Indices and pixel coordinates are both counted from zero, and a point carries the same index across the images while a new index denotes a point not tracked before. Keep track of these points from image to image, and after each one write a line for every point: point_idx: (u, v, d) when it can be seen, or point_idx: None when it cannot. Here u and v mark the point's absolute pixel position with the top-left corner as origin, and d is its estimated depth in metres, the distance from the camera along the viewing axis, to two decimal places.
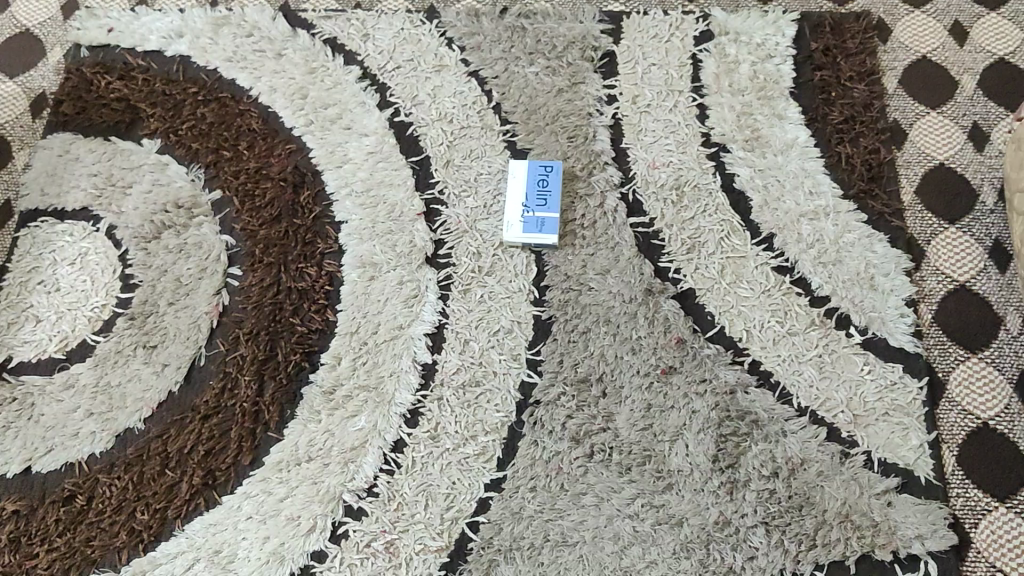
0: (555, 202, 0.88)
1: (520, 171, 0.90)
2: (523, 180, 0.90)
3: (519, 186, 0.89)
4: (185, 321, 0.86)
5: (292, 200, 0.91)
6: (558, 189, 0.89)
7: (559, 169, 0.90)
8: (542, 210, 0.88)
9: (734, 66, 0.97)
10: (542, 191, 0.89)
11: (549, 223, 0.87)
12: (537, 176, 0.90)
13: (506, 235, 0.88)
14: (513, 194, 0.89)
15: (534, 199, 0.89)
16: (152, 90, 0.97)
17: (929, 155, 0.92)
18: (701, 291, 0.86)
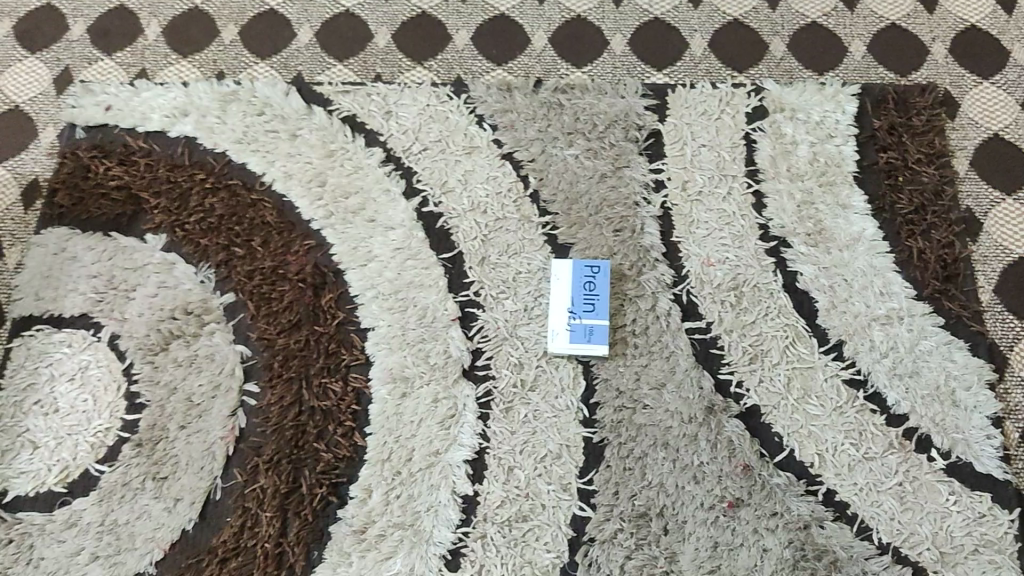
0: (604, 307, 0.81)
1: (563, 272, 0.82)
2: (567, 282, 0.82)
3: (563, 289, 0.82)
4: (198, 448, 0.78)
5: (312, 303, 0.83)
6: (607, 292, 0.81)
7: (607, 270, 0.82)
8: (590, 317, 0.80)
9: (792, 146, 0.89)
10: (589, 294, 0.81)
11: (599, 332, 0.80)
12: (582, 278, 0.82)
13: (552, 347, 0.80)
14: (557, 299, 0.81)
15: (581, 304, 0.81)
16: (155, 177, 0.89)
17: (1007, 249, 0.85)
18: (767, 408, 0.78)
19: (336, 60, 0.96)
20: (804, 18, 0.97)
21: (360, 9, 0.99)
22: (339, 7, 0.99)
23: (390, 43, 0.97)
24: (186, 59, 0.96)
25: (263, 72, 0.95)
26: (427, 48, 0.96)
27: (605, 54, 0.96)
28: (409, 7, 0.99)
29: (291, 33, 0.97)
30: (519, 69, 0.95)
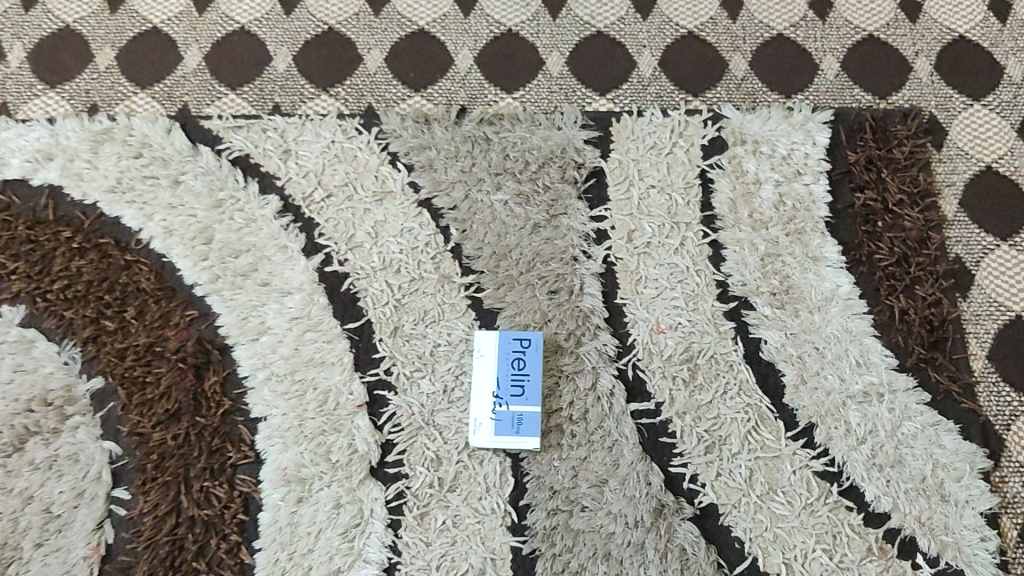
0: (535, 388, 0.69)
1: (488, 347, 0.70)
2: (492, 358, 0.70)
3: (488, 368, 0.69)
4: (57, 571, 0.67)
5: (194, 389, 0.71)
6: (538, 370, 0.69)
7: (539, 342, 0.70)
8: (519, 402, 0.68)
9: (754, 187, 0.76)
10: (517, 374, 0.69)
11: (528, 421, 0.68)
12: (510, 353, 0.70)
13: (475, 439, 0.68)
14: (481, 380, 0.69)
15: (508, 385, 0.69)
16: (13, 236, 0.76)
17: (1003, 305, 0.74)
18: (725, 508, 0.67)
19: (228, 89, 0.83)
20: (769, 29, 0.84)
21: (257, 26, 0.85)
22: (232, 24, 0.86)
23: (291, 66, 0.84)
24: (54, 90, 0.83)
25: (143, 105, 0.82)
26: (335, 71, 0.84)
27: (540, 77, 0.83)
28: (313, 24, 0.85)
29: (177, 58, 0.84)
30: (441, 95, 0.82)
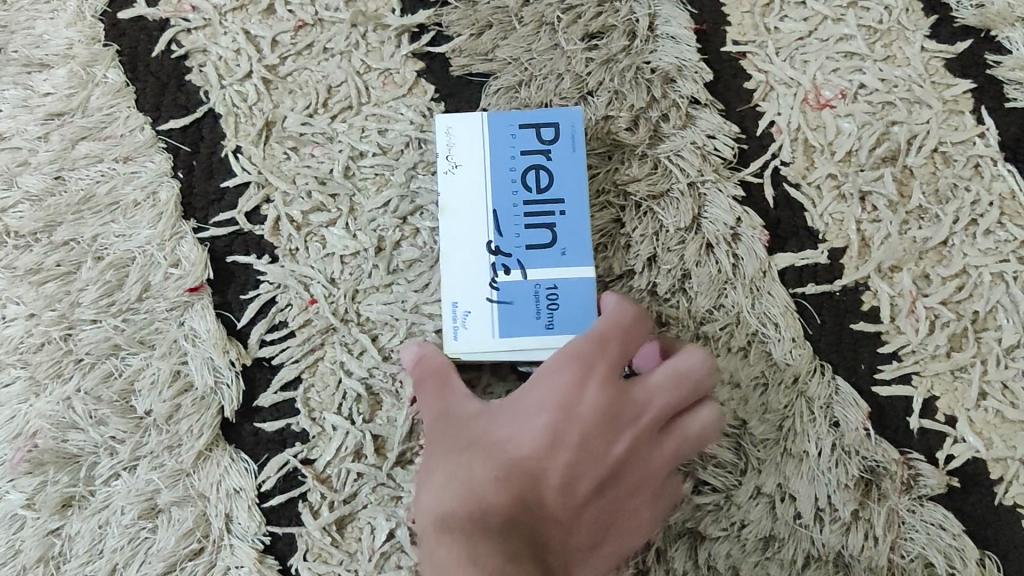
0: (575, 234, 0.31)
1: (466, 142, 0.31)
2: (479, 169, 0.31)
3: (472, 190, 0.31)
4: None
5: None
6: (580, 187, 0.31)
7: (580, 126, 0.31)
8: (545, 264, 0.31)
9: None
10: (536, 199, 0.31)
11: (568, 305, 0.30)
12: (513, 156, 0.31)
13: (459, 348, 0.30)
14: (459, 220, 0.31)
15: (519, 227, 0.31)
16: None
17: None
18: (1003, 469, 0.31)
19: None
20: None
21: None
22: None
23: None
24: None
25: None
26: None
27: None
28: None
29: None
30: None
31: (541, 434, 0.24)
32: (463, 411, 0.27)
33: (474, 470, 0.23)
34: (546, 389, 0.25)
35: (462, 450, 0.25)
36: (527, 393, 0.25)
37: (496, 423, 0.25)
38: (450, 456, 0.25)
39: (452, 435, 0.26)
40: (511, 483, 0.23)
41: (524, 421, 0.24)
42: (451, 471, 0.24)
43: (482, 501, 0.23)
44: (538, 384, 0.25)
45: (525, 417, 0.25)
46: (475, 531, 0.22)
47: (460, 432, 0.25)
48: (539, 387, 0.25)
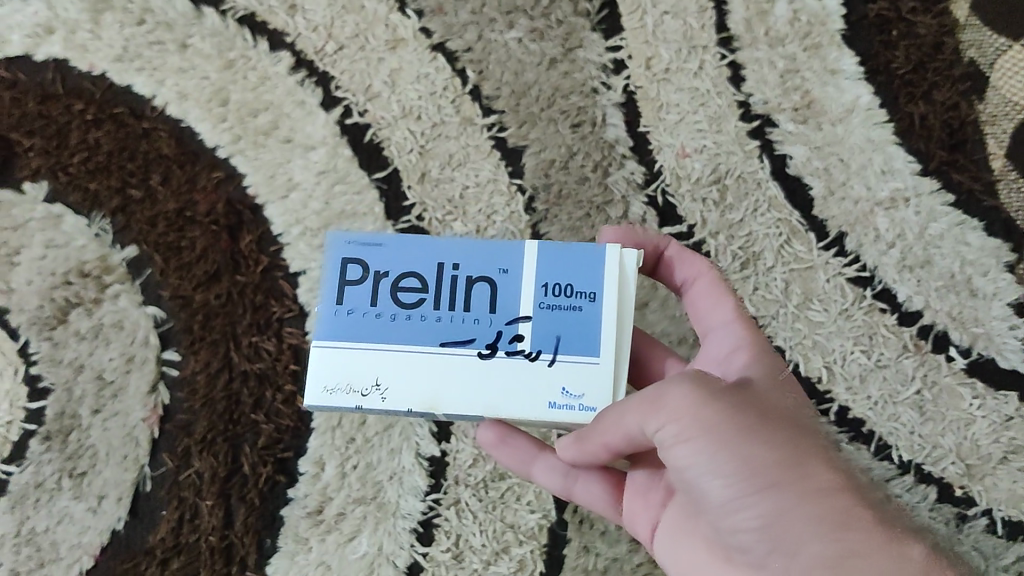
0: (409, 259, 0.51)
1: (349, 359, 0.50)
2: (382, 356, 0.50)
3: (431, 388, 0.49)
4: (118, 434, 0.67)
5: (230, 249, 0.71)
6: (403, 252, 0.51)
7: (339, 238, 0.51)
8: (500, 285, 0.50)
9: (768, 5, 0.75)
10: (440, 297, 0.50)
11: (524, 269, 0.50)
12: (350, 311, 0.50)
13: (602, 395, 0.49)
14: (475, 398, 0.49)
15: (473, 317, 0.50)
16: (25, 113, 0.74)
17: (1019, 105, 0.73)
18: (764, 321, 0.71)
19: None
20: None
21: None
22: None
23: None
24: None
25: None
26: None
27: None
28: None
29: None
30: None
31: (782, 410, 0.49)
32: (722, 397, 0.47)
33: (801, 436, 0.47)
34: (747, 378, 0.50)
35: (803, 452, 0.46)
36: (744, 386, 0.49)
37: (755, 408, 0.47)
38: (799, 452, 0.46)
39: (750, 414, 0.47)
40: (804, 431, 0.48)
41: (766, 401, 0.48)
42: (790, 441, 0.46)
43: (818, 451, 0.47)
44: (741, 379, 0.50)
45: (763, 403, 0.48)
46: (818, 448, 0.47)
47: (795, 453, 0.46)
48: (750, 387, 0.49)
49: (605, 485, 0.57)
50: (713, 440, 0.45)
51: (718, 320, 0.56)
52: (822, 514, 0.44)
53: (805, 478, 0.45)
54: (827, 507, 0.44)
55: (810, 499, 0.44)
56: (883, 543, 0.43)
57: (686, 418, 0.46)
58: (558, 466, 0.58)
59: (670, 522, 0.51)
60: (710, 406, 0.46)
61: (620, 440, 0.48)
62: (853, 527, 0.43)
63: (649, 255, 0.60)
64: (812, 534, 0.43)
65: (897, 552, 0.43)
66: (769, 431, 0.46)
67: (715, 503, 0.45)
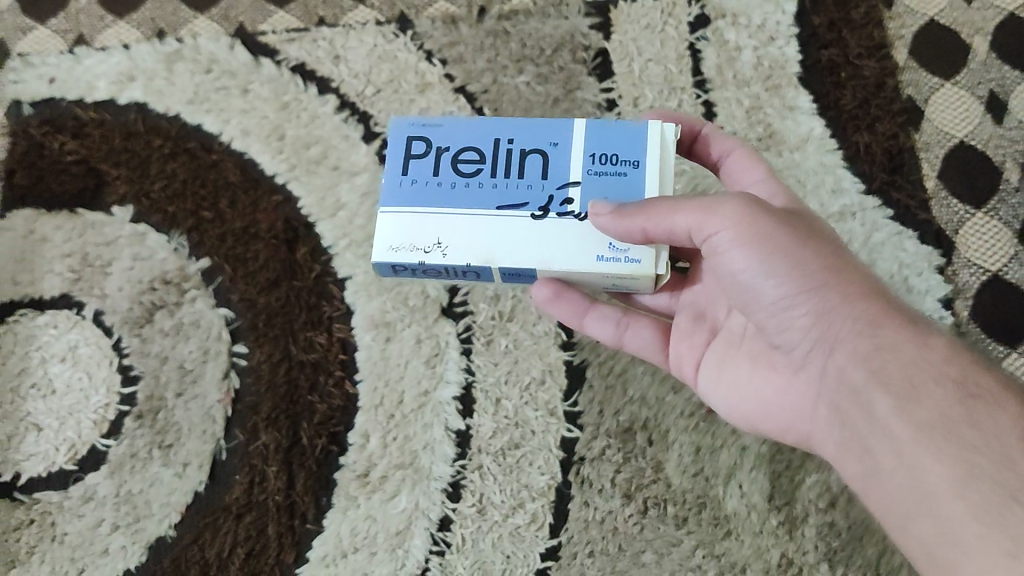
0: (467, 138, 0.64)
1: (416, 221, 0.62)
2: (445, 219, 0.61)
3: (490, 244, 0.61)
4: (198, 413, 0.81)
5: (288, 259, 0.85)
6: (461, 133, 0.64)
7: (405, 122, 0.65)
8: (550, 155, 0.63)
9: (736, 53, 0.90)
10: (495, 167, 0.62)
11: (570, 143, 0.63)
12: (416, 180, 0.63)
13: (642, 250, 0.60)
14: (529, 249, 0.60)
15: (525, 182, 0.62)
16: (112, 147, 0.88)
17: (950, 133, 0.88)
18: None
19: (277, 6, 0.94)
20: None
21: None
22: None
23: None
24: (123, 20, 0.94)
25: (204, 27, 0.92)
26: None
27: None
28: None
29: None
30: None
31: (853, 261, 0.59)
32: (791, 229, 0.58)
33: (861, 277, 0.58)
34: (823, 229, 0.60)
35: (858, 284, 0.57)
36: (819, 228, 0.60)
37: (817, 241, 0.58)
38: (853, 281, 0.57)
39: (817, 245, 0.58)
40: (874, 282, 0.58)
41: (835, 242, 0.60)
42: (855, 284, 0.57)
43: (876, 292, 0.57)
44: (819, 227, 0.60)
45: (828, 241, 0.59)
46: (885, 299, 0.57)
47: (847, 279, 0.57)
48: (820, 229, 0.60)
49: (654, 329, 0.72)
50: (761, 249, 0.57)
51: (753, 179, 0.69)
52: (860, 314, 0.56)
53: (847, 288, 0.57)
54: (867, 308, 0.56)
55: (852, 301, 0.57)
56: (914, 335, 0.55)
57: (741, 220, 0.57)
58: (611, 317, 0.72)
59: (722, 349, 0.67)
60: (759, 216, 0.58)
61: (664, 236, 0.58)
62: (885, 323, 0.56)
63: (684, 130, 0.72)
64: (849, 331, 0.56)
65: (922, 345, 0.54)
66: (829, 262, 0.58)
67: (768, 298, 0.58)
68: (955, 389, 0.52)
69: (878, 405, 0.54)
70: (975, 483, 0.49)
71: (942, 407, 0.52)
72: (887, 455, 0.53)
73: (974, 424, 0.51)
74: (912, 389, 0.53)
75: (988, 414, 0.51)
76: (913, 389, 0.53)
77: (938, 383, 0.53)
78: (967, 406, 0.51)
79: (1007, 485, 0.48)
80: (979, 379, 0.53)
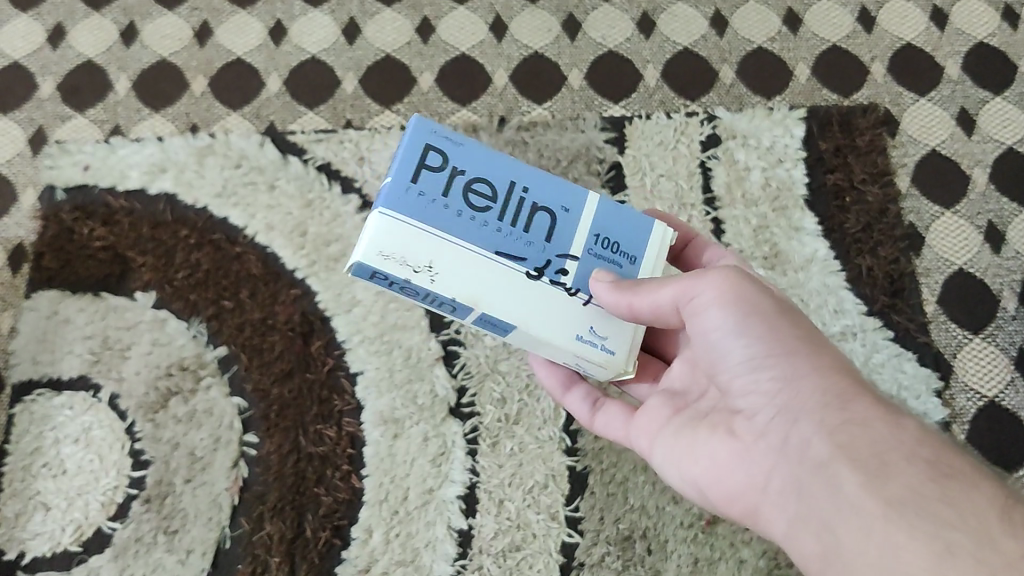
0: (480, 166, 0.59)
1: (411, 237, 0.57)
2: (442, 246, 0.57)
3: (480, 287, 0.58)
4: (205, 500, 0.83)
5: (302, 351, 0.87)
6: (474, 159, 0.59)
7: (421, 126, 0.59)
8: (560, 220, 0.61)
9: (745, 173, 0.93)
10: (502, 209, 0.59)
11: (582, 215, 0.61)
12: (422, 192, 0.58)
13: (615, 350, 0.61)
14: (523, 308, 0.59)
15: (530, 239, 0.59)
16: (139, 235, 0.91)
17: (948, 260, 0.91)
18: None
19: (307, 108, 0.99)
20: (750, 44, 1.02)
21: (325, 55, 1.02)
22: (305, 53, 1.02)
23: (358, 88, 1.00)
24: (159, 113, 0.99)
25: (236, 124, 0.99)
26: (394, 92, 1.00)
27: (564, 90, 1.00)
28: (373, 52, 1.02)
29: (260, 82, 1.01)
30: (483, 109, 0.99)
31: (833, 348, 0.57)
32: (767, 305, 0.58)
33: (840, 360, 0.56)
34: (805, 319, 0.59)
35: (832, 363, 0.55)
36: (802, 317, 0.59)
37: (794, 324, 0.57)
38: (826, 359, 0.55)
39: (793, 325, 0.57)
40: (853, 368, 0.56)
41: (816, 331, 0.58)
42: (829, 360, 0.55)
43: (853, 375, 0.55)
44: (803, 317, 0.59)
45: (808, 327, 0.58)
46: (862, 381, 0.54)
47: (822, 359, 0.55)
48: (801, 317, 0.59)
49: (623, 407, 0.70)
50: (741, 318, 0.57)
51: None
52: (829, 388, 0.53)
53: (819, 365, 0.55)
54: (842, 387, 0.53)
55: (828, 379, 0.54)
56: (885, 414, 0.51)
57: (725, 284, 0.58)
58: (586, 399, 0.72)
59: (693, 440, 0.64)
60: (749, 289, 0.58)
61: (649, 309, 0.58)
62: (855, 400, 0.52)
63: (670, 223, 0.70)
64: (815, 404, 0.53)
65: (897, 424, 0.50)
66: (801, 338, 0.56)
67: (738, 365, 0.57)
68: (927, 467, 0.47)
69: (841, 480, 0.49)
70: (953, 559, 0.43)
71: (911, 482, 0.47)
72: (853, 533, 0.47)
73: (946, 498, 0.46)
74: (880, 464, 0.48)
75: (962, 490, 0.46)
76: (881, 464, 0.48)
77: (908, 461, 0.48)
78: (938, 483, 0.46)
79: (984, 560, 0.42)
80: (955, 461, 0.48)
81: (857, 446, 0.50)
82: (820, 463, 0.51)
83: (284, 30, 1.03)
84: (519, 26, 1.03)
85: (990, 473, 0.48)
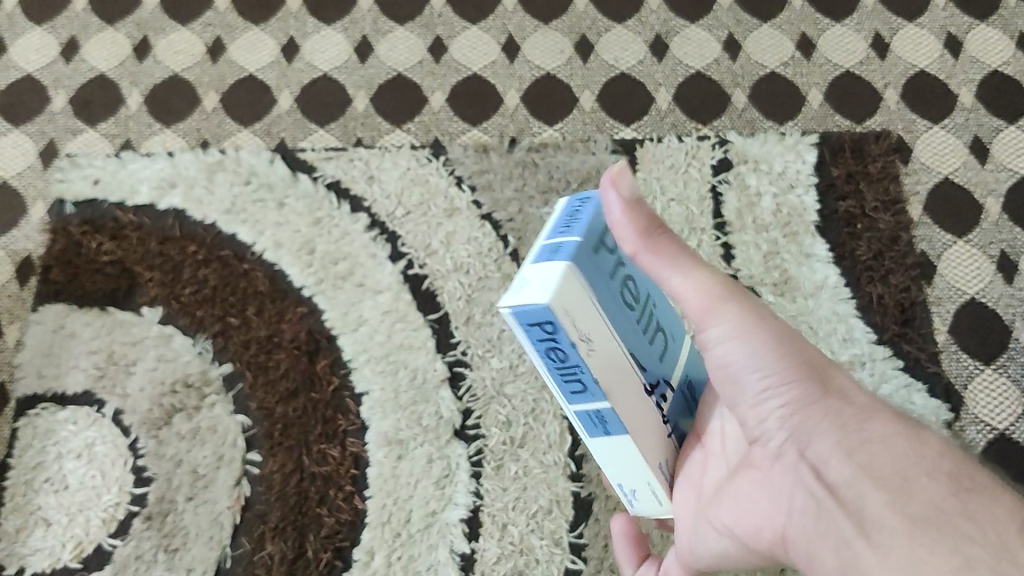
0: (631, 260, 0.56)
1: (582, 301, 0.49)
2: (599, 324, 0.51)
3: (619, 384, 0.53)
4: (206, 518, 0.82)
5: (308, 370, 0.86)
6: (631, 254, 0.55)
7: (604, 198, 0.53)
8: (670, 347, 0.59)
9: (756, 199, 0.93)
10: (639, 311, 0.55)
11: (683, 349, 0.61)
12: (596, 262, 0.51)
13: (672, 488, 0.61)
14: (631, 416, 0.54)
15: (651, 354, 0.56)
16: (147, 250, 0.91)
17: (960, 289, 0.90)
18: None
19: (318, 126, 0.99)
20: (763, 69, 1.02)
21: (337, 73, 1.02)
22: (317, 71, 1.02)
23: (369, 106, 1.00)
24: (170, 128, 0.99)
25: (246, 140, 0.99)
26: (405, 110, 1.00)
27: (575, 111, 0.99)
28: (385, 70, 1.02)
29: (272, 99, 1.01)
30: (494, 129, 0.99)
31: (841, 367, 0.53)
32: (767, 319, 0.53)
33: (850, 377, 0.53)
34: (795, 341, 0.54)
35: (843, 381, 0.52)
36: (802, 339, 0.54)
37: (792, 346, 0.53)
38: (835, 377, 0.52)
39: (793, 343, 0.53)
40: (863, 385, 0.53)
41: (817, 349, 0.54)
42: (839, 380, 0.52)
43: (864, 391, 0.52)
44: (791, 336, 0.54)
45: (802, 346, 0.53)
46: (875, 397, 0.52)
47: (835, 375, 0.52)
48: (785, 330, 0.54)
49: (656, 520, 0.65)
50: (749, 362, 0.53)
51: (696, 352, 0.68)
52: (844, 406, 0.51)
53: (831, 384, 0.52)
54: (856, 405, 0.51)
55: (836, 398, 0.51)
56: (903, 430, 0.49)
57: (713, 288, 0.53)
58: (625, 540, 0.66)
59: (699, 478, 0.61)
60: (727, 311, 0.53)
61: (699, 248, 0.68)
62: (872, 417, 0.50)
63: None
64: (830, 423, 0.50)
65: (914, 437, 0.48)
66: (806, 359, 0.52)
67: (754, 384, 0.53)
68: (948, 482, 0.45)
69: (861, 500, 0.47)
70: None
71: (932, 499, 0.44)
72: (872, 552, 0.45)
73: (963, 514, 0.44)
74: (903, 481, 0.46)
75: (985, 507, 0.43)
76: (902, 482, 0.46)
77: (930, 476, 0.46)
78: (960, 498, 0.44)
79: None
80: (976, 476, 0.46)
81: (877, 464, 0.47)
82: (838, 488, 0.49)
83: (296, 47, 1.04)
84: (531, 47, 1.03)
85: (1013, 488, 0.45)
